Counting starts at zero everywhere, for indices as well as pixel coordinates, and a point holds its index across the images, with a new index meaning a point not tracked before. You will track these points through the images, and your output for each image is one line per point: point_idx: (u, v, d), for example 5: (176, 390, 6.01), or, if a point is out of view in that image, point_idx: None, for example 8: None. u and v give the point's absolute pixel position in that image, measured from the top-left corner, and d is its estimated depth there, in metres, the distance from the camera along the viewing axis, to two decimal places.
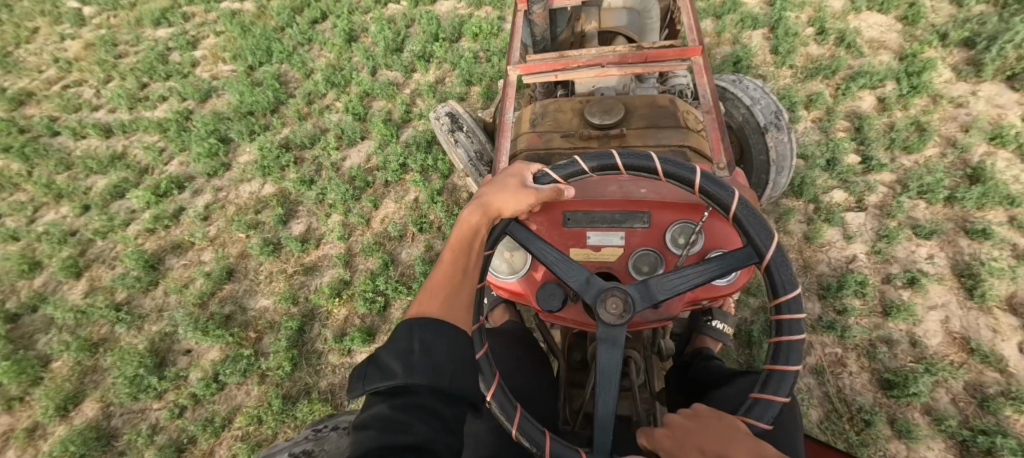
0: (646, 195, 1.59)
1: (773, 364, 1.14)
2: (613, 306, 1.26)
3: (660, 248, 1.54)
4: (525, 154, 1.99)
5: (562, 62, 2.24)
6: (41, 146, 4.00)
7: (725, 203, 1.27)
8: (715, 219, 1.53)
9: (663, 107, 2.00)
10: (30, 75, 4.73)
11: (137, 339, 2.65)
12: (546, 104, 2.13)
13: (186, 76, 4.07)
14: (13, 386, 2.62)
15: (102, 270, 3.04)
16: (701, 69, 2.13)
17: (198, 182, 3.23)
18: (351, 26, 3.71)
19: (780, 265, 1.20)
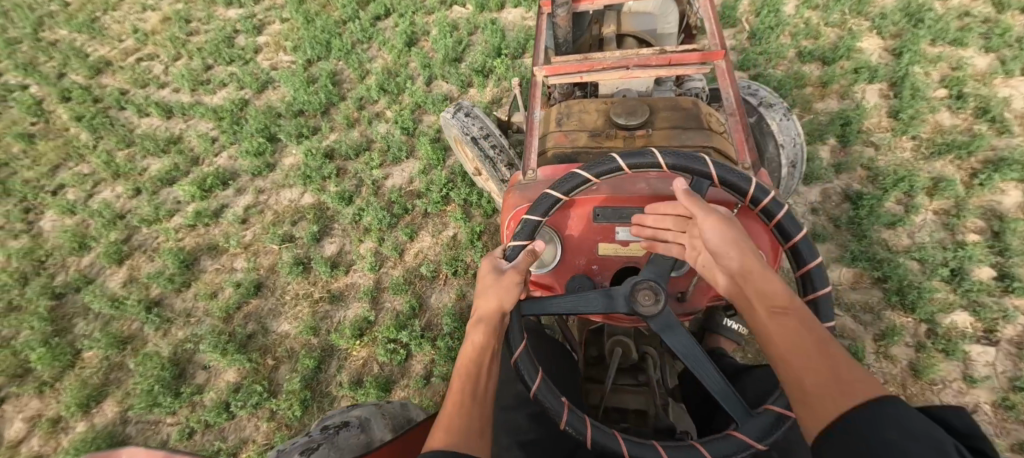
0: (675, 192, 1.52)
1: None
2: (646, 298, 1.29)
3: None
4: (551, 155, 1.93)
5: (588, 64, 2.10)
6: (103, 120, 4.02)
7: (753, 194, 1.34)
8: (746, 217, 1.48)
9: (687, 110, 1.94)
10: (111, 44, 4.86)
11: (166, 345, 2.64)
12: (571, 105, 2.05)
13: (248, 63, 3.88)
14: (46, 370, 2.74)
15: (142, 260, 3.05)
16: (726, 73, 2.04)
17: (241, 181, 3.15)
18: (413, 27, 3.50)
19: (809, 253, 1.28)
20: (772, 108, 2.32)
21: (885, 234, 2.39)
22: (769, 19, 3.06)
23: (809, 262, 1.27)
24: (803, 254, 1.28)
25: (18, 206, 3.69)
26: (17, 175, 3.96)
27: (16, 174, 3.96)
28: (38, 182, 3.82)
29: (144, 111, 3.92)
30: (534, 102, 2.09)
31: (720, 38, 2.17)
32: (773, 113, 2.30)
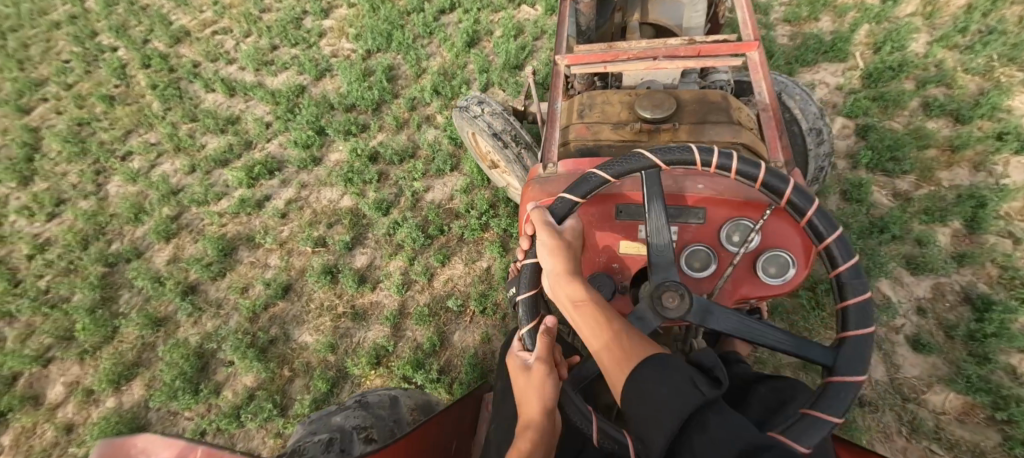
0: (704, 191, 1.57)
1: (810, 409, 1.18)
2: (670, 300, 1.29)
3: (714, 245, 1.54)
4: (568, 147, 1.90)
5: (611, 54, 2.12)
6: (169, 86, 4.02)
7: (793, 200, 1.32)
8: (777, 219, 1.52)
9: (714, 103, 1.89)
10: (193, 14, 4.97)
11: (197, 336, 2.67)
12: (592, 96, 2.01)
13: (311, 48, 3.78)
14: (88, 339, 2.87)
15: (187, 240, 3.09)
16: (759, 65, 2.07)
17: (287, 172, 3.10)
18: (476, 26, 3.28)
19: (853, 283, 1.26)
20: (801, 102, 2.41)
21: (1016, 359, 2.18)
22: (893, 55, 2.93)
23: (847, 297, 1.26)
24: (848, 287, 1.27)
25: (88, 166, 3.81)
26: (96, 136, 4.14)
27: (95, 135, 4.14)
28: (111, 145, 3.88)
29: (209, 86, 3.87)
30: (556, 93, 2.09)
31: (753, 29, 2.19)
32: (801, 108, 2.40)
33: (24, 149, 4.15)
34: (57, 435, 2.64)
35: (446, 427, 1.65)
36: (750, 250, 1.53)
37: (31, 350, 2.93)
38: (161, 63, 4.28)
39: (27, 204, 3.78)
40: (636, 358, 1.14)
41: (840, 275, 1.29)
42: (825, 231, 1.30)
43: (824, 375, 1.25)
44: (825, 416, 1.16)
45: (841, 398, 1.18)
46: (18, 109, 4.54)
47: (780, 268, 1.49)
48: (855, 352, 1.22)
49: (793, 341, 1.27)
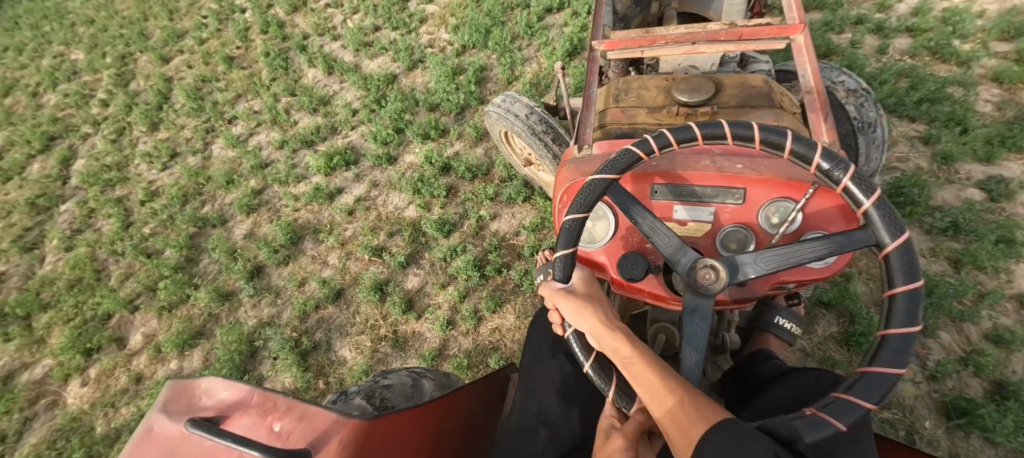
0: (742, 169, 1.49)
1: (866, 367, 1.10)
2: (704, 278, 1.28)
3: (754, 226, 1.48)
4: (602, 130, 1.96)
5: (649, 38, 2.08)
6: (278, 55, 4.09)
7: (798, 150, 1.25)
8: (823, 198, 1.42)
9: (756, 88, 1.91)
10: None
11: (253, 319, 2.74)
12: (629, 81, 2.06)
13: (410, 34, 3.64)
14: (166, 296, 3.05)
15: (265, 218, 3.14)
16: (806, 46, 1.99)
17: (363, 166, 3.03)
18: (581, 37, 3.01)
19: (885, 223, 1.17)
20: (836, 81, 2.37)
21: None
22: None
23: (887, 243, 1.15)
24: (883, 228, 1.16)
25: (201, 124, 4.00)
26: (213, 95, 4.26)
27: (211, 89, 4.32)
28: (223, 106, 4.04)
29: (313, 63, 3.87)
30: (592, 78, 2.07)
31: (800, 12, 2.13)
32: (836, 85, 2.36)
33: (156, 97, 4.47)
34: (127, 383, 2.87)
35: (473, 400, 1.92)
36: (791, 232, 1.45)
37: (123, 296, 3.20)
38: (277, 29, 4.36)
39: (149, 151, 4.08)
40: (707, 422, 1.04)
41: (869, 214, 1.18)
42: (841, 173, 1.20)
43: (880, 328, 1.14)
44: (886, 371, 1.07)
45: (902, 349, 1.08)
46: (160, 57, 4.91)
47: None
48: (907, 304, 1.10)
49: (829, 243, 1.27)
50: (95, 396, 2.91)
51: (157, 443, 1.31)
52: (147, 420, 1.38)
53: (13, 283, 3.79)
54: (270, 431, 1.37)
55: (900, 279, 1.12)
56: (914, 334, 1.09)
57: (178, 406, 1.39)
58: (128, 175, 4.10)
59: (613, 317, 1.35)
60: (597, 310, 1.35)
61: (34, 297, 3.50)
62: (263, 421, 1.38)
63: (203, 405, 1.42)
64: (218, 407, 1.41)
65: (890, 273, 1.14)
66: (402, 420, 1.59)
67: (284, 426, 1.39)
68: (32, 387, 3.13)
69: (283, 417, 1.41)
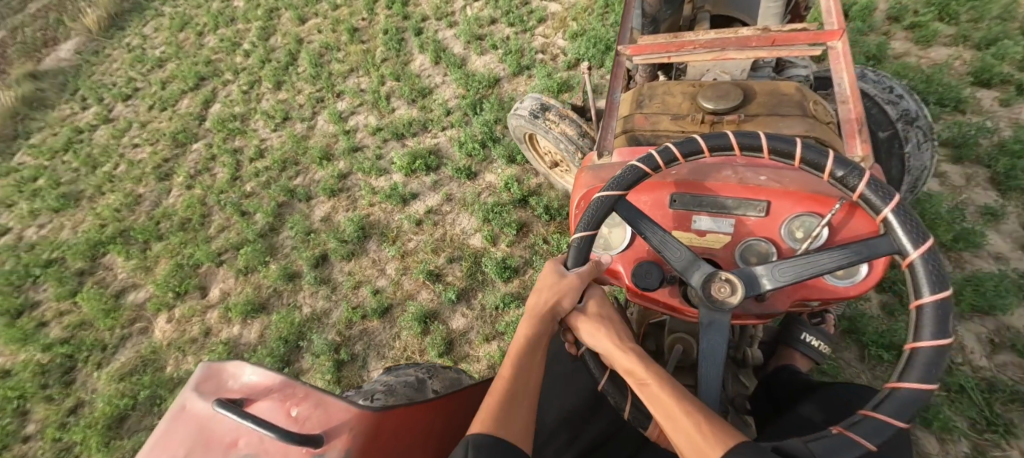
0: (767, 183, 1.46)
1: (870, 411, 1.08)
2: (718, 291, 1.29)
3: (775, 239, 1.45)
4: (625, 136, 1.98)
5: (676, 44, 2.09)
6: (395, 36, 4.06)
7: (809, 159, 1.24)
8: (852, 214, 1.37)
9: (787, 97, 1.85)
10: None
11: (308, 309, 2.72)
12: (654, 87, 2.08)
13: (525, 34, 3.47)
14: (244, 261, 3.11)
15: (343, 205, 3.11)
16: (845, 54, 1.93)
17: (444, 173, 2.91)
18: None
19: (906, 230, 1.15)
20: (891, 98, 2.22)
21: None
22: None
23: (909, 251, 1.13)
24: (904, 236, 1.14)
25: (314, 93, 4.10)
26: (331, 64, 4.35)
27: (331, 57, 4.42)
28: (336, 78, 4.11)
29: (423, 49, 3.80)
30: (616, 82, 2.08)
31: (842, 19, 2.05)
32: (892, 103, 2.21)
33: (286, 56, 4.66)
34: (197, 333, 2.95)
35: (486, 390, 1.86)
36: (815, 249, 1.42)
37: (214, 248, 3.31)
38: (401, 6, 4.29)
39: (268, 110, 4.24)
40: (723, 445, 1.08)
41: (888, 221, 1.17)
42: (855, 180, 1.20)
43: (891, 380, 1.11)
44: (889, 420, 1.05)
45: (910, 403, 1.05)
46: (298, 17, 5.12)
47: (848, 270, 1.42)
48: (930, 361, 1.06)
49: (850, 253, 1.22)
50: (173, 336, 3.04)
51: (189, 423, 1.36)
52: (181, 398, 1.42)
53: (144, 208, 4.13)
54: (288, 416, 1.38)
55: (930, 332, 1.07)
56: (929, 391, 1.06)
57: (210, 385, 1.43)
58: (246, 126, 4.28)
59: (626, 336, 1.37)
60: (612, 321, 1.40)
61: (154, 227, 3.78)
62: (283, 407, 1.38)
63: (231, 387, 1.44)
64: (243, 391, 1.42)
65: (919, 325, 1.09)
66: (414, 413, 1.53)
67: (302, 412, 1.38)
68: (135, 311, 3.34)
69: (301, 404, 1.40)
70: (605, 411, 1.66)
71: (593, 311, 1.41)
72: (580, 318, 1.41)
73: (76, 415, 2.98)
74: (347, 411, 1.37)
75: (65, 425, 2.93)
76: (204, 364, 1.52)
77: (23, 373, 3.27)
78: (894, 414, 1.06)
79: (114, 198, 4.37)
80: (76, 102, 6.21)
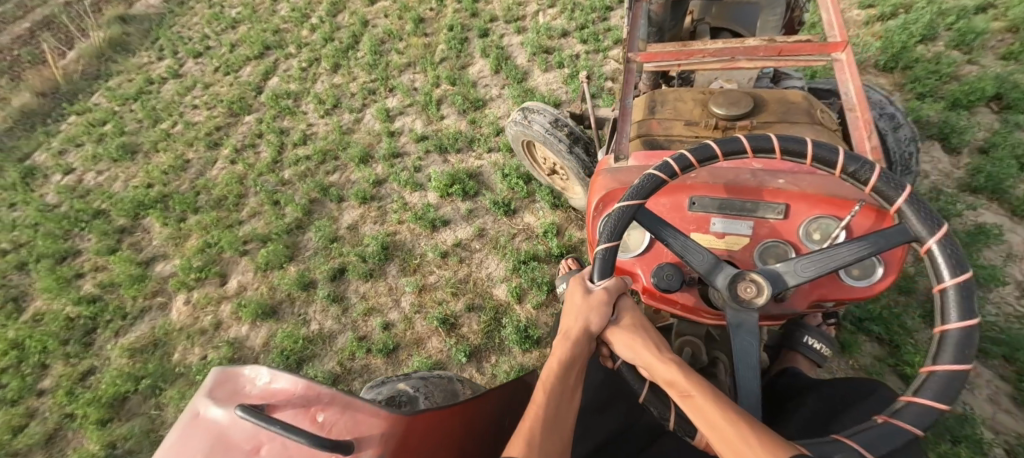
0: (784, 186, 1.58)
1: (911, 397, 1.10)
2: (745, 292, 1.33)
3: (793, 241, 1.57)
4: (641, 139, 2.10)
5: (688, 52, 2.11)
6: (459, 35, 3.81)
7: (820, 157, 1.30)
8: (864, 217, 1.50)
9: (795, 105, 2.06)
10: None
11: (316, 328, 2.57)
12: (665, 93, 2.24)
13: (597, 59, 3.19)
14: (264, 258, 2.98)
15: (372, 215, 2.93)
16: (849, 63, 1.99)
17: (481, 202, 2.68)
18: None
19: (921, 218, 1.21)
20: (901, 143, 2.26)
21: None
22: None
23: (926, 237, 1.19)
24: (919, 222, 1.21)
25: (369, 83, 3.92)
26: (390, 54, 4.15)
27: (393, 47, 4.22)
28: (392, 70, 3.91)
29: (485, 54, 3.53)
30: (627, 89, 2.13)
31: (843, 30, 2.12)
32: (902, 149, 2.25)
33: (348, 37, 4.49)
34: (207, 325, 2.85)
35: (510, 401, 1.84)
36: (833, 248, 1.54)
37: (241, 236, 3.21)
38: (470, 2, 4.02)
39: (320, 94, 4.07)
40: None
41: (903, 211, 1.23)
42: (867, 174, 1.26)
43: (926, 365, 1.14)
44: (931, 406, 1.07)
45: (947, 387, 1.07)
46: None
47: (865, 270, 1.52)
48: (961, 342, 1.09)
49: (870, 243, 1.26)
50: (186, 321, 2.97)
51: (207, 432, 1.25)
52: (193, 407, 1.32)
53: (189, 175, 4.02)
54: (313, 422, 1.27)
55: (957, 315, 1.11)
56: (965, 372, 1.08)
57: (223, 392, 1.32)
58: (297, 106, 4.13)
59: (661, 345, 1.30)
60: (647, 328, 1.33)
61: (193, 197, 3.69)
62: (307, 412, 1.28)
63: (248, 393, 1.32)
64: (264, 395, 1.31)
65: (945, 308, 1.13)
66: (440, 418, 1.42)
67: (328, 417, 1.28)
68: (159, 283, 3.28)
69: (326, 409, 1.29)
70: (619, 410, 1.61)
71: (624, 320, 1.35)
72: (613, 330, 1.35)
73: (85, 383, 2.96)
74: (377, 417, 1.28)
75: (71, 392, 2.91)
76: (217, 369, 1.40)
77: (52, 324, 3.31)
78: (935, 408, 1.07)
79: (164, 158, 4.36)
80: (154, 51, 6.33)
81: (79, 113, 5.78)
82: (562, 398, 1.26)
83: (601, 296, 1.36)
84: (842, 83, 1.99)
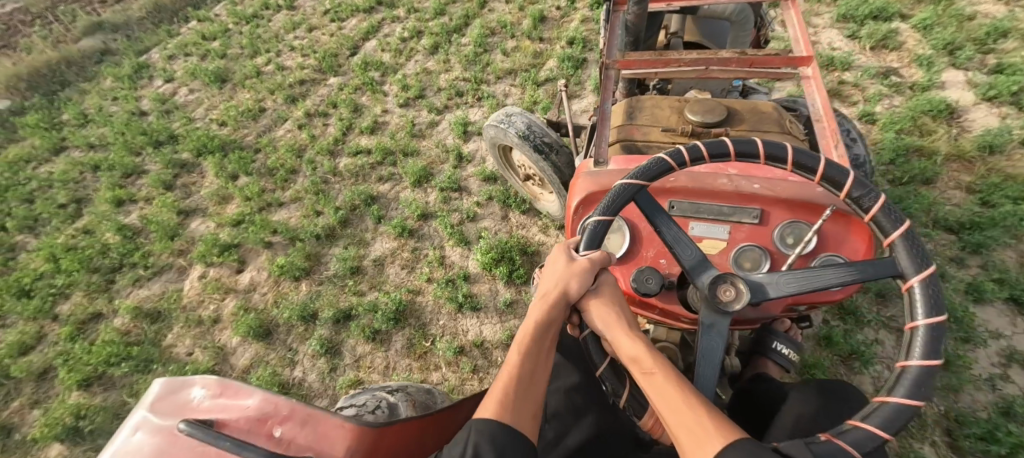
0: (761, 190, 1.50)
1: (857, 422, 0.99)
2: (725, 293, 1.21)
3: (768, 246, 1.48)
4: (619, 144, 1.90)
5: (663, 60, 1.94)
6: (578, 56, 3.20)
7: (829, 176, 1.20)
8: (835, 221, 1.47)
9: (766, 114, 1.88)
10: None
11: (298, 375, 2.30)
12: (641, 99, 2.02)
13: None
14: (283, 264, 2.68)
15: (402, 257, 2.52)
16: (817, 78, 1.87)
17: (524, 295, 2.25)
18: None
19: (910, 254, 1.11)
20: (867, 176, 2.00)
21: None
22: None
23: (911, 275, 1.10)
24: (909, 257, 1.11)
25: (461, 79, 3.39)
26: (497, 49, 3.55)
27: (503, 44, 3.60)
28: (492, 73, 3.34)
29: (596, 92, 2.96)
30: (604, 94, 1.94)
31: (809, 46, 2.01)
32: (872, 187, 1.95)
33: (458, 16, 3.88)
34: (206, 318, 2.69)
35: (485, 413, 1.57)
36: (806, 255, 1.46)
37: (272, 225, 2.94)
38: None
39: (409, 76, 3.58)
40: (725, 438, 0.92)
41: (895, 246, 1.14)
42: (870, 202, 1.16)
43: (879, 394, 1.03)
44: (874, 432, 0.96)
45: (898, 418, 0.97)
46: None
47: None
48: (924, 378, 0.99)
49: (854, 270, 1.17)
50: (193, 298, 2.83)
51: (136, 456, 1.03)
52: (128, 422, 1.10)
53: (258, 125, 3.74)
54: (268, 438, 1.12)
55: (920, 352, 1.02)
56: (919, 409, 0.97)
57: (165, 404, 1.11)
58: (381, 81, 3.65)
59: (634, 323, 1.21)
60: (623, 303, 1.25)
61: (250, 157, 3.45)
62: (263, 426, 1.13)
63: (191, 406, 1.12)
64: (215, 407, 1.13)
65: (910, 345, 1.05)
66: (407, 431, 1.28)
67: (286, 432, 1.14)
68: (186, 243, 3.16)
69: (285, 425, 1.14)
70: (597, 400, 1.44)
71: (604, 284, 1.26)
72: (591, 299, 1.24)
73: (89, 328, 2.93)
74: (340, 429, 1.17)
75: (76, 333, 2.90)
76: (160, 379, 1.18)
77: (87, 247, 3.31)
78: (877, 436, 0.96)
79: (244, 96, 4.16)
80: None
81: (201, 20, 5.78)
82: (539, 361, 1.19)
83: (584, 264, 1.25)
84: (810, 96, 1.87)
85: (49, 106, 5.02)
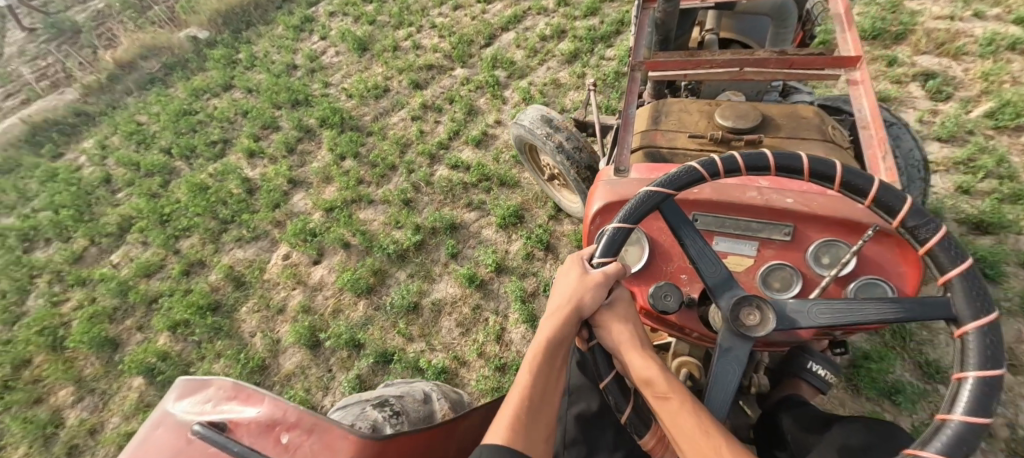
0: (794, 203, 1.18)
1: None
2: (750, 318, 0.96)
3: (801, 268, 1.16)
4: (642, 151, 1.54)
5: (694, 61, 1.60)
6: None
7: (882, 201, 0.94)
8: (878, 243, 1.13)
9: (807, 119, 1.52)
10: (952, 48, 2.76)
11: (326, 405, 2.24)
12: (668, 101, 1.66)
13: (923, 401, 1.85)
14: (352, 276, 2.55)
15: (463, 311, 2.28)
16: (866, 83, 1.54)
17: None
18: None
19: (967, 294, 0.86)
20: None
21: None
22: None
23: (966, 320, 0.85)
24: (966, 301, 0.85)
25: (590, 103, 2.86)
26: None
27: None
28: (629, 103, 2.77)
29: None
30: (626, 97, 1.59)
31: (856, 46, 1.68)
32: None
33: (611, 20, 3.28)
34: (275, 305, 2.76)
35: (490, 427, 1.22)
36: (844, 281, 1.13)
37: (357, 228, 2.82)
38: None
39: (535, 83, 3.13)
40: None
41: (951, 286, 0.88)
42: (928, 234, 0.90)
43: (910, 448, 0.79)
44: None
45: None
46: None
47: None
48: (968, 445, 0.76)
49: (898, 307, 0.93)
50: (275, 277, 2.91)
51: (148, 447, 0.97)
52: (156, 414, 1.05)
53: (378, 106, 3.62)
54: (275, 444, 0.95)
55: (964, 406, 0.78)
56: None
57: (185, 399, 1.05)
58: (505, 84, 3.24)
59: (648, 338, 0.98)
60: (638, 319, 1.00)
61: (361, 140, 3.36)
62: (271, 431, 0.97)
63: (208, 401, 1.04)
64: (232, 406, 1.02)
65: (953, 399, 0.80)
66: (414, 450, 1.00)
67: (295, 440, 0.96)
68: (284, 215, 3.24)
69: (292, 433, 0.97)
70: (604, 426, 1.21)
71: (622, 296, 1.00)
72: (604, 314, 0.98)
73: (195, 271, 3.18)
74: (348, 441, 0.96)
75: (184, 274, 3.16)
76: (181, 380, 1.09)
77: (215, 192, 3.57)
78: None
79: (378, 68, 4.09)
80: None
81: None
82: (552, 379, 0.94)
83: (600, 278, 0.96)
84: (857, 102, 1.53)
85: (234, 43, 5.53)
